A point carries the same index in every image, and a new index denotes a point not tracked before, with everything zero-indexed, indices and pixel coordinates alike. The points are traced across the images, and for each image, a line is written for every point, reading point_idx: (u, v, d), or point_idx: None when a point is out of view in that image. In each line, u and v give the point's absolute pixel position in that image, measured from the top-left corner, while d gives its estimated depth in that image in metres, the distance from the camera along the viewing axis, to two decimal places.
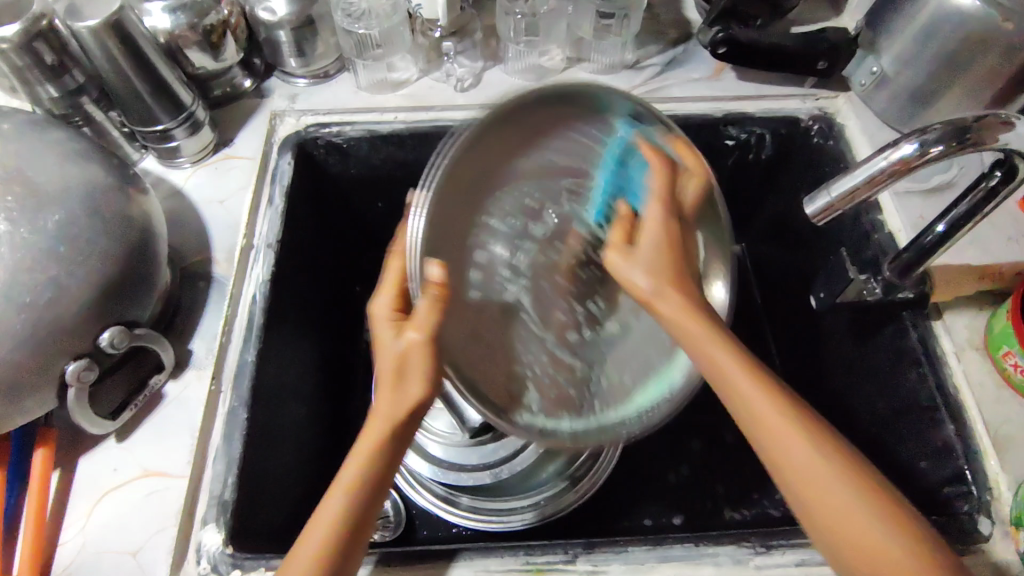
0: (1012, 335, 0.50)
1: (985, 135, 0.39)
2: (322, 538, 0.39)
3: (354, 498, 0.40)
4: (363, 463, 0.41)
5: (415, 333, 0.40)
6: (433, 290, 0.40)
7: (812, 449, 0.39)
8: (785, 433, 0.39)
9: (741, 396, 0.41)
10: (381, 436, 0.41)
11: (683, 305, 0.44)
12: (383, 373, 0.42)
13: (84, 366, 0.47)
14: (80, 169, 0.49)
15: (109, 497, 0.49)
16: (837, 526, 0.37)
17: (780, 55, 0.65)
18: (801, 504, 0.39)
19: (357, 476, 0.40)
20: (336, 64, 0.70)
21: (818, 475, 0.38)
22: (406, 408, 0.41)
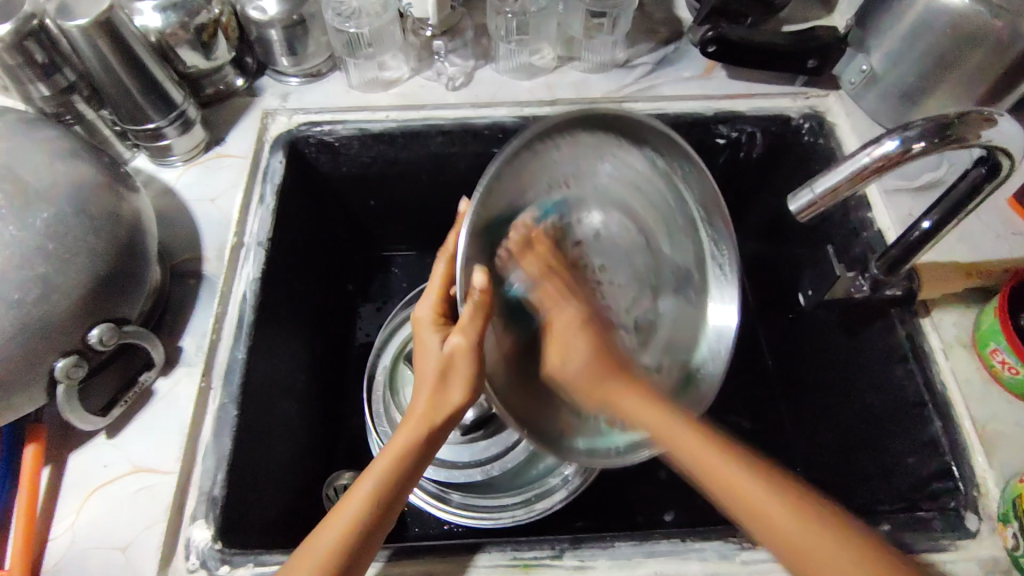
0: (999, 332, 0.50)
1: (966, 131, 0.40)
2: (344, 526, 0.40)
3: (384, 490, 0.42)
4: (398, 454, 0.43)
5: (461, 337, 0.43)
6: (478, 295, 0.41)
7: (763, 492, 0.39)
8: (700, 450, 0.42)
9: (701, 451, 0.42)
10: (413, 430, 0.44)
11: (605, 381, 0.47)
12: (428, 373, 0.45)
13: (72, 364, 0.47)
14: (70, 167, 0.49)
15: (98, 493, 0.49)
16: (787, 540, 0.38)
17: (770, 53, 0.65)
18: (735, 505, 0.40)
19: (387, 468, 0.43)
20: (328, 63, 0.70)
21: (752, 491, 0.40)
22: (449, 403, 0.44)
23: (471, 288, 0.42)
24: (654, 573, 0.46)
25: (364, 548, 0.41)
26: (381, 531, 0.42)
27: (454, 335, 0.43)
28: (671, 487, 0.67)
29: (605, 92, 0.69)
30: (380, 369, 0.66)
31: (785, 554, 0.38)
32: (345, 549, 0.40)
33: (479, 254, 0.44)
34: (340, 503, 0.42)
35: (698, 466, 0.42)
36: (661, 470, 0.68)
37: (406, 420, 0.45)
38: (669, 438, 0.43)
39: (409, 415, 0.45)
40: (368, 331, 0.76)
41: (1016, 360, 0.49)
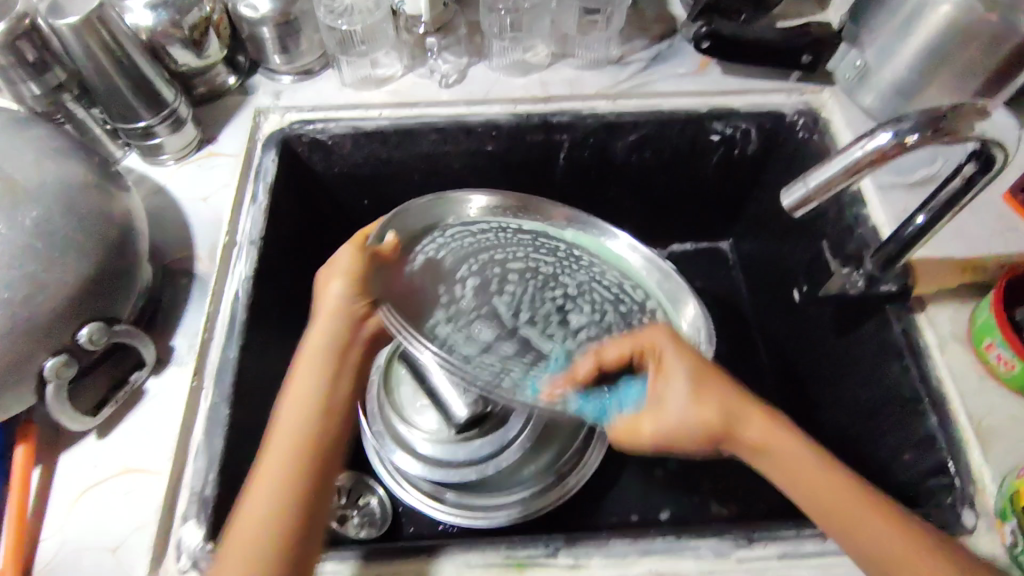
0: (994, 327, 0.50)
1: (961, 123, 0.39)
2: (274, 500, 0.41)
3: (311, 439, 0.44)
4: (302, 407, 0.45)
5: (672, 348, 0.46)
6: (391, 245, 0.51)
7: (843, 493, 0.41)
8: (773, 436, 0.44)
9: (784, 454, 0.44)
10: (314, 379, 0.47)
11: (737, 411, 0.45)
12: (380, 292, 0.49)
13: (62, 363, 0.47)
14: (60, 166, 0.49)
15: (89, 494, 0.48)
16: (824, 508, 0.42)
17: (765, 50, 0.65)
18: (783, 481, 0.44)
19: (290, 457, 0.43)
20: (321, 60, 0.69)
21: (818, 469, 0.43)
22: (320, 384, 0.46)
23: (389, 242, 0.52)
24: (650, 571, 0.46)
25: (301, 487, 0.43)
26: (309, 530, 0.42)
27: (647, 335, 0.46)
28: (667, 486, 0.66)
29: (600, 88, 0.68)
30: (376, 368, 0.66)
31: (857, 544, 0.40)
32: (295, 491, 0.42)
33: (405, 222, 0.54)
34: (244, 495, 0.42)
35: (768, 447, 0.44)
36: (657, 468, 0.67)
37: (288, 405, 0.46)
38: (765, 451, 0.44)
39: (286, 402, 0.46)
40: None
41: (1011, 354, 0.48)
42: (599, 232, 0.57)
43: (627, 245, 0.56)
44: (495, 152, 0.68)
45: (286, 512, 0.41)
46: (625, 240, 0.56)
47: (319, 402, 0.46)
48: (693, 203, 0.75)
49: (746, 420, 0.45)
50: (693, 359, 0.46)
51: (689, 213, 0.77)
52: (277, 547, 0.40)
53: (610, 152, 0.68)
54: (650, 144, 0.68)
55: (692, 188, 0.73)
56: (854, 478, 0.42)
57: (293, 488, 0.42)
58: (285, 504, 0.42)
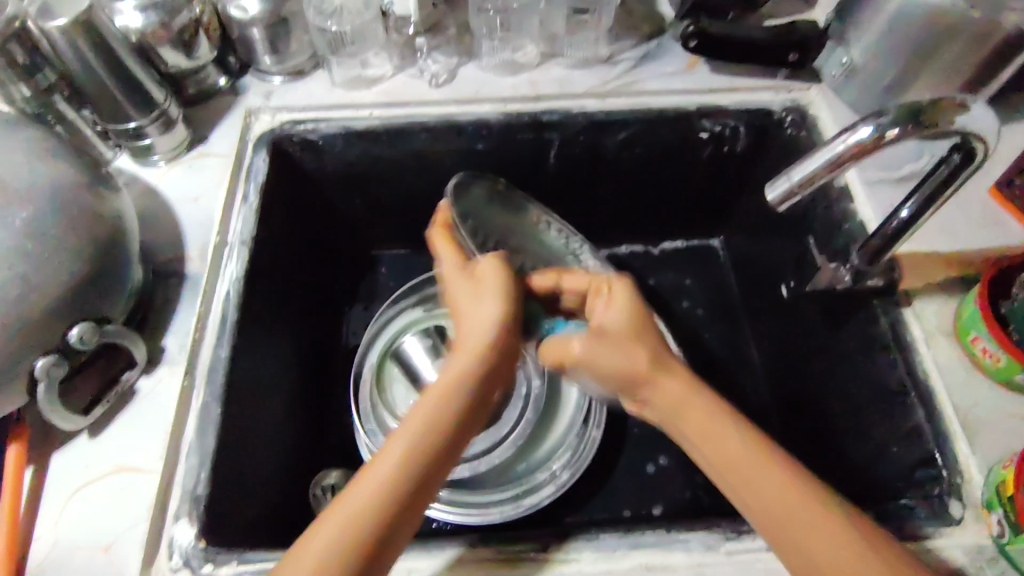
0: (979, 320, 0.50)
1: (940, 118, 0.40)
2: (390, 472, 0.39)
3: (421, 452, 0.40)
4: (428, 419, 0.42)
5: (624, 299, 0.49)
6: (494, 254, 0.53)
7: (805, 499, 0.38)
8: (712, 423, 0.42)
9: (744, 466, 0.40)
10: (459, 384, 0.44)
11: (717, 417, 0.42)
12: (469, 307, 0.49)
13: (52, 363, 0.47)
14: (49, 167, 0.49)
15: (80, 493, 0.49)
16: (772, 519, 0.38)
17: (752, 48, 0.65)
18: (713, 464, 0.41)
19: (410, 453, 0.40)
20: (311, 61, 0.70)
21: (752, 460, 0.40)
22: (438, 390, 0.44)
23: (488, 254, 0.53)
24: (639, 565, 0.46)
25: (417, 491, 0.40)
26: (382, 555, 0.38)
27: (614, 313, 0.48)
28: (659, 482, 0.67)
29: (589, 87, 0.68)
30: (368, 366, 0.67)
31: (788, 537, 0.37)
32: (381, 501, 0.38)
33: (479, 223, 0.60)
34: (346, 490, 0.39)
35: (725, 456, 0.41)
36: (649, 464, 0.68)
37: (429, 392, 0.43)
38: (748, 465, 0.40)
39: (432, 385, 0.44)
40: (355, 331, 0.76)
41: (997, 348, 0.49)
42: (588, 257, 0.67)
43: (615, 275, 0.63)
44: (486, 151, 0.68)
45: (383, 511, 0.38)
46: (608, 270, 0.64)
47: (463, 399, 0.43)
48: (682, 200, 0.76)
49: (683, 407, 0.44)
50: (640, 344, 0.46)
51: (679, 211, 0.78)
52: (361, 554, 0.37)
53: (600, 150, 0.69)
54: (639, 142, 0.68)
55: (682, 186, 0.74)
56: (798, 471, 0.39)
57: (391, 498, 0.39)
58: (381, 506, 0.38)
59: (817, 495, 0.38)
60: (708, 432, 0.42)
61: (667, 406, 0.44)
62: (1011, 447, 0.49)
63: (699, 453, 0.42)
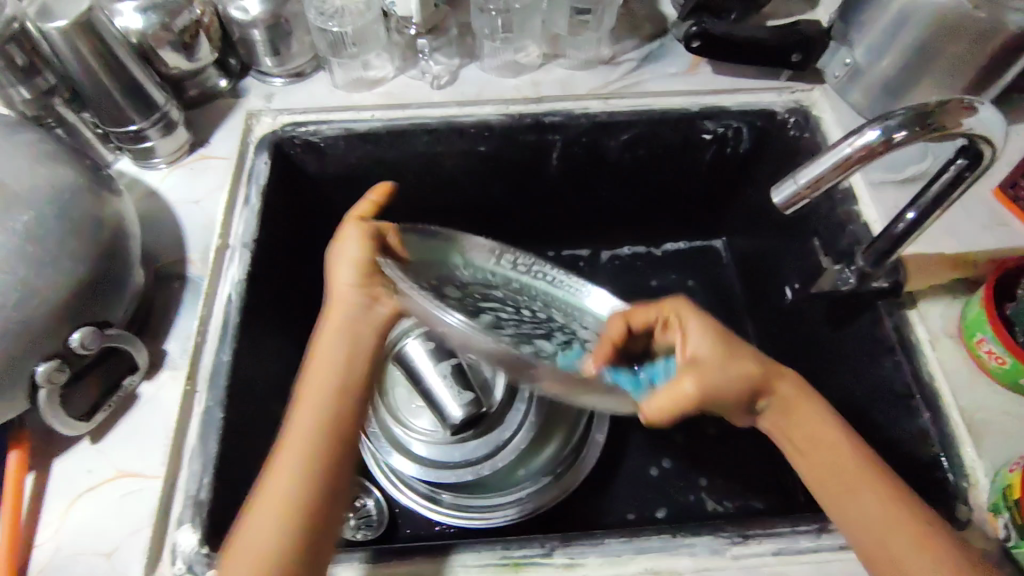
0: (985, 322, 0.50)
1: (947, 120, 0.40)
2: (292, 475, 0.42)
3: (316, 442, 0.44)
4: (301, 446, 0.44)
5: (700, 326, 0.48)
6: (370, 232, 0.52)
7: (868, 489, 0.42)
8: (803, 411, 0.45)
9: (839, 450, 0.44)
10: (336, 346, 0.49)
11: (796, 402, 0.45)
12: (338, 260, 0.52)
13: (54, 368, 0.46)
14: (50, 170, 0.48)
15: (83, 499, 0.48)
16: (872, 539, 0.41)
17: (755, 49, 0.65)
18: (807, 468, 0.45)
19: (293, 479, 0.42)
20: (312, 63, 0.69)
21: (854, 472, 0.43)
22: (341, 347, 0.49)
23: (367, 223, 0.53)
24: (645, 569, 0.46)
25: (310, 502, 0.42)
26: (314, 553, 0.41)
27: (701, 341, 0.46)
28: (661, 485, 0.67)
29: (591, 88, 0.68)
30: None
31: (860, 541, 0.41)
32: (302, 478, 0.42)
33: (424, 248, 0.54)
34: (266, 480, 0.43)
35: (814, 436, 0.45)
36: (652, 466, 0.68)
37: (306, 400, 0.46)
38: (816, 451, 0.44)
39: (306, 395, 0.46)
40: None
41: (1003, 351, 0.49)
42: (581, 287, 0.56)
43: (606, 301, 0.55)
44: (488, 153, 0.68)
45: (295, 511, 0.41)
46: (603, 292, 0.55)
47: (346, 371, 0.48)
48: (685, 201, 0.76)
49: (800, 412, 0.45)
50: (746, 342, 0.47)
51: (682, 211, 0.77)
52: (297, 546, 0.40)
53: (602, 151, 0.68)
54: (641, 143, 0.68)
55: (685, 187, 0.74)
56: (884, 476, 0.43)
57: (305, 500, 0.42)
58: (297, 479, 0.42)
59: (895, 487, 0.42)
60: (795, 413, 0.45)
61: (709, 388, 0.43)
62: (1017, 450, 0.48)
63: (786, 443, 0.46)
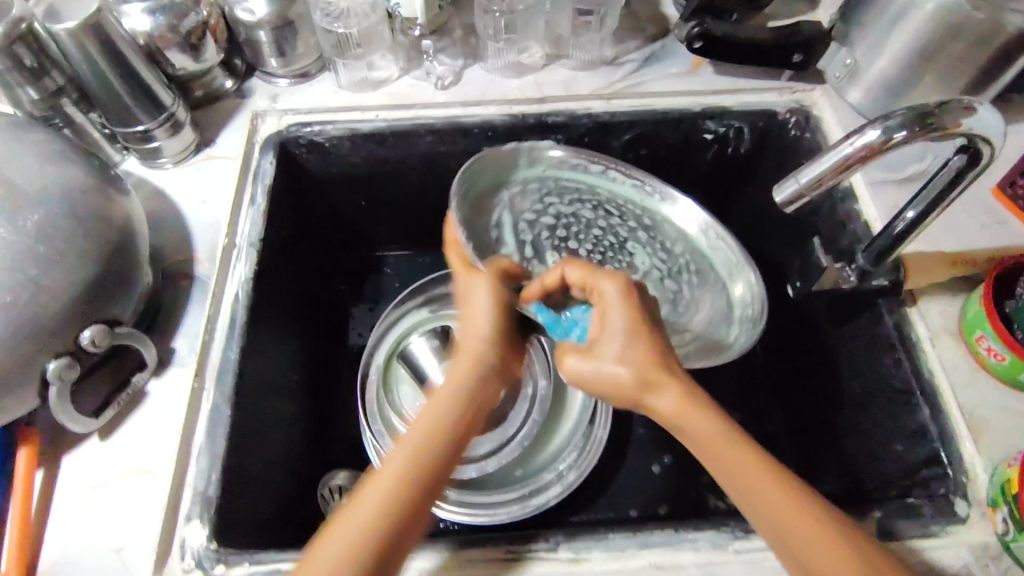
0: (984, 319, 0.50)
1: (947, 120, 0.40)
2: (387, 492, 0.39)
3: (389, 515, 0.38)
4: (409, 461, 0.40)
5: (617, 297, 0.47)
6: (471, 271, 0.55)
7: (770, 499, 0.38)
8: (693, 415, 0.41)
9: (722, 454, 0.40)
10: (444, 402, 0.44)
11: (700, 407, 0.41)
12: (467, 325, 0.50)
13: (64, 365, 0.47)
14: (60, 170, 0.49)
15: (92, 495, 0.49)
16: (786, 542, 0.37)
17: (756, 49, 0.65)
18: (723, 475, 0.40)
19: (382, 502, 0.38)
20: (317, 63, 0.70)
21: (726, 453, 0.40)
22: (451, 412, 0.44)
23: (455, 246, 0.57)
24: (649, 564, 0.46)
25: (397, 533, 0.38)
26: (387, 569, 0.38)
27: (602, 279, 0.48)
28: (663, 482, 0.67)
29: (594, 89, 0.69)
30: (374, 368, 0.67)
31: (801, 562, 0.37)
32: (389, 516, 0.38)
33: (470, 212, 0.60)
34: (345, 510, 0.39)
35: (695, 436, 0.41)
36: (654, 464, 0.68)
37: (420, 415, 0.44)
38: (712, 451, 0.40)
39: (433, 396, 0.45)
40: (361, 331, 0.76)
41: (1002, 347, 0.49)
42: (664, 198, 0.65)
43: (692, 217, 0.64)
44: None
45: (379, 526, 0.38)
46: (687, 207, 0.64)
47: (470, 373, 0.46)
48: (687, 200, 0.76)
49: (693, 420, 0.41)
50: (668, 377, 0.43)
51: None
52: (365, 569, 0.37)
53: (605, 151, 0.69)
54: (643, 143, 0.68)
55: (686, 186, 0.74)
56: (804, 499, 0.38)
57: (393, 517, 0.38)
58: (387, 505, 0.38)
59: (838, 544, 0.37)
60: (678, 425, 0.42)
61: (679, 422, 0.42)
62: (1015, 446, 0.49)
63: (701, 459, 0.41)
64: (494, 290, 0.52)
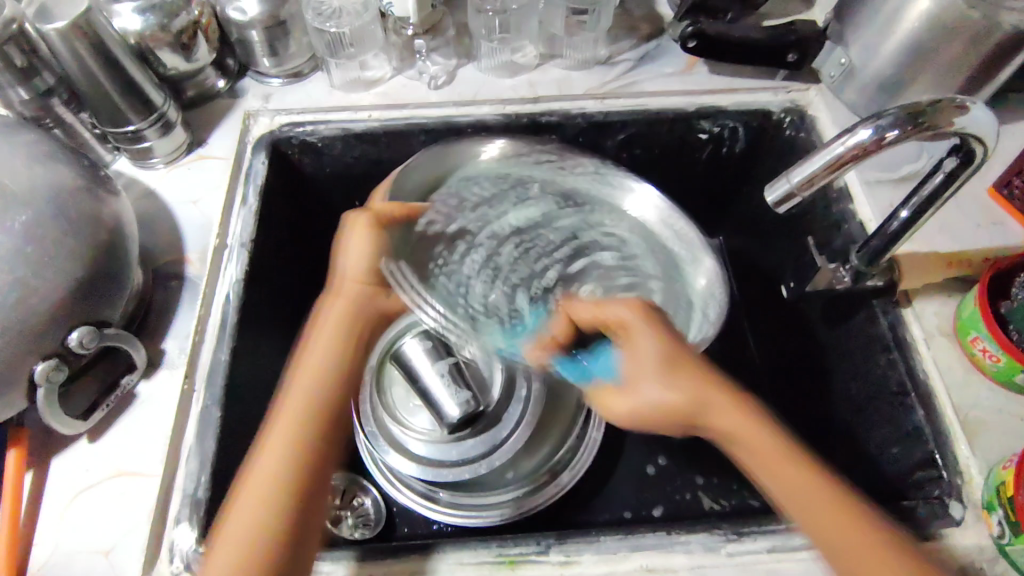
0: (979, 320, 0.50)
1: (939, 119, 0.40)
2: (279, 459, 0.41)
3: (301, 465, 0.41)
4: (289, 420, 0.43)
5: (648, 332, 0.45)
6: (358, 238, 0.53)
7: (801, 486, 0.39)
8: (730, 407, 0.41)
9: (764, 448, 0.40)
10: (312, 381, 0.45)
11: (714, 391, 0.42)
12: (353, 293, 0.50)
13: (52, 367, 0.47)
14: (49, 171, 0.49)
15: (81, 497, 0.49)
16: (811, 520, 0.38)
17: (750, 48, 0.65)
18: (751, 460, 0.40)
19: (268, 461, 0.41)
20: (310, 63, 0.70)
21: (775, 460, 0.40)
22: (331, 365, 0.46)
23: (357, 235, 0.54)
24: (641, 566, 0.46)
25: (304, 477, 0.41)
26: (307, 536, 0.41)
27: (615, 309, 0.48)
28: (658, 483, 0.67)
29: (588, 88, 0.69)
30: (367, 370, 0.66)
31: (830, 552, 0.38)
32: (280, 483, 0.40)
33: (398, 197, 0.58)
34: (246, 472, 0.41)
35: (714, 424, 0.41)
36: (649, 465, 0.68)
37: (297, 375, 0.46)
38: (737, 439, 0.40)
39: (300, 371, 0.46)
40: None
41: (997, 348, 0.49)
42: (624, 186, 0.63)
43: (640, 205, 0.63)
44: None
45: (290, 477, 0.41)
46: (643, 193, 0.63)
47: (325, 372, 0.46)
48: (682, 200, 0.76)
49: (711, 405, 0.41)
50: (689, 368, 0.43)
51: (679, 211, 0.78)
52: (278, 534, 0.39)
53: (599, 151, 0.69)
54: (638, 142, 0.68)
55: (681, 187, 0.74)
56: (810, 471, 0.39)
57: (297, 470, 0.41)
58: (279, 477, 0.40)
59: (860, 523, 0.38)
60: (701, 417, 0.41)
61: (714, 424, 0.41)
62: (1010, 447, 0.49)
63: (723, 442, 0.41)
64: (366, 238, 0.52)
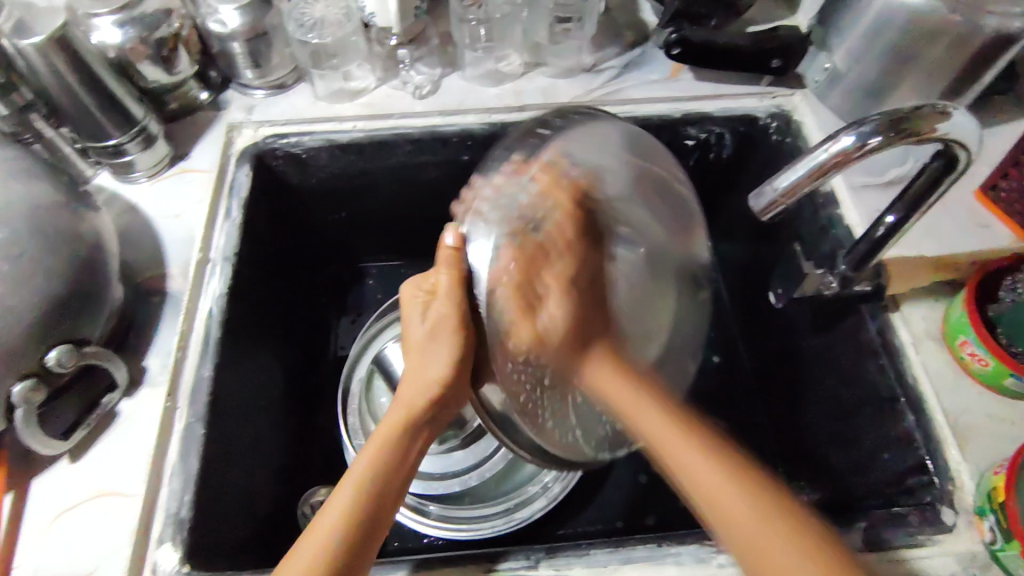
0: (968, 324, 0.50)
1: (920, 125, 0.40)
2: (332, 524, 0.41)
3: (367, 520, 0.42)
4: (359, 485, 0.43)
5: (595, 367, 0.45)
6: (450, 252, 0.44)
7: (712, 477, 0.37)
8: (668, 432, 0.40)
9: (674, 452, 0.39)
10: (392, 452, 0.45)
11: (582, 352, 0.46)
12: (420, 349, 0.47)
13: (30, 388, 0.46)
14: (25, 187, 0.48)
15: (62, 519, 0.48)
16: (740, 537, 0.36)
17: (733, 55, 0.65)
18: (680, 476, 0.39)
19: (354, 508, 0.42)
20: (293, 74, 0.69)
21: (675, 442, 0.40)
22: (401, 449, 0.46)
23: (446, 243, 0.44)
24: None
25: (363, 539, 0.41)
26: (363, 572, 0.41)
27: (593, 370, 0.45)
28: (650, 491, 0.66)
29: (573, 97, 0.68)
30: (355, 380, 0.66)
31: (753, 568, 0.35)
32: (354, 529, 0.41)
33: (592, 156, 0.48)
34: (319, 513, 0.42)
35: (660, 444, 0.40)
36: (641, 473, 0.67)
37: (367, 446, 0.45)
38: (653, 437, 0.40)
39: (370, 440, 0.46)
40: (344, 344, 0.76)
41: (986, 353, 0.49)
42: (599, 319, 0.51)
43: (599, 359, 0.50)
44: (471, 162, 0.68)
45: (348, 528, 0.41)
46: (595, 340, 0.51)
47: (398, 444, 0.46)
48: None
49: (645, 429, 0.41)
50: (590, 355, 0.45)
51: None
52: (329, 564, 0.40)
53: None
54: None
55: None
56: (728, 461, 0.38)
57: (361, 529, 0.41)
58: (349, 521, 0.41)
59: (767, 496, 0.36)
60: (630, 416, 0.42)
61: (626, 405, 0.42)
62: (999, 452, 0.49)
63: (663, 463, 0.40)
64: (451, 337, 0.45)
